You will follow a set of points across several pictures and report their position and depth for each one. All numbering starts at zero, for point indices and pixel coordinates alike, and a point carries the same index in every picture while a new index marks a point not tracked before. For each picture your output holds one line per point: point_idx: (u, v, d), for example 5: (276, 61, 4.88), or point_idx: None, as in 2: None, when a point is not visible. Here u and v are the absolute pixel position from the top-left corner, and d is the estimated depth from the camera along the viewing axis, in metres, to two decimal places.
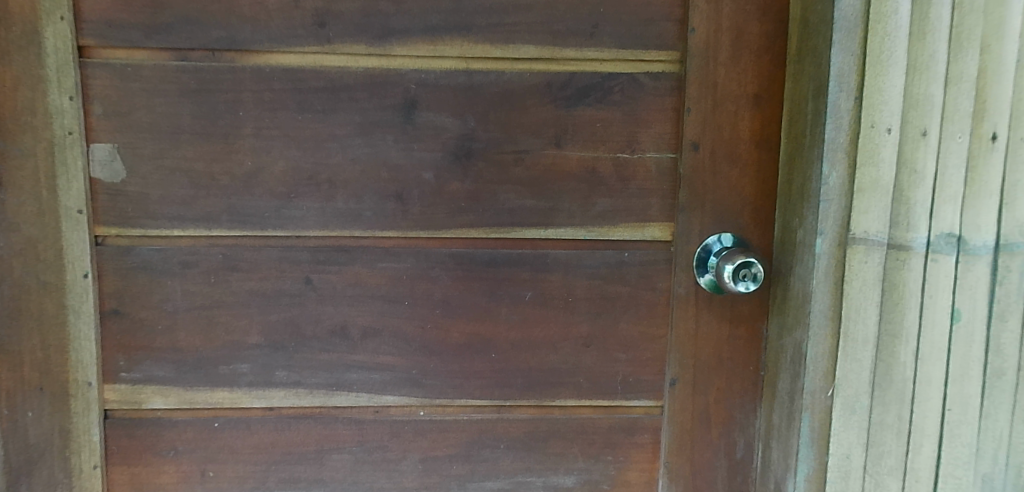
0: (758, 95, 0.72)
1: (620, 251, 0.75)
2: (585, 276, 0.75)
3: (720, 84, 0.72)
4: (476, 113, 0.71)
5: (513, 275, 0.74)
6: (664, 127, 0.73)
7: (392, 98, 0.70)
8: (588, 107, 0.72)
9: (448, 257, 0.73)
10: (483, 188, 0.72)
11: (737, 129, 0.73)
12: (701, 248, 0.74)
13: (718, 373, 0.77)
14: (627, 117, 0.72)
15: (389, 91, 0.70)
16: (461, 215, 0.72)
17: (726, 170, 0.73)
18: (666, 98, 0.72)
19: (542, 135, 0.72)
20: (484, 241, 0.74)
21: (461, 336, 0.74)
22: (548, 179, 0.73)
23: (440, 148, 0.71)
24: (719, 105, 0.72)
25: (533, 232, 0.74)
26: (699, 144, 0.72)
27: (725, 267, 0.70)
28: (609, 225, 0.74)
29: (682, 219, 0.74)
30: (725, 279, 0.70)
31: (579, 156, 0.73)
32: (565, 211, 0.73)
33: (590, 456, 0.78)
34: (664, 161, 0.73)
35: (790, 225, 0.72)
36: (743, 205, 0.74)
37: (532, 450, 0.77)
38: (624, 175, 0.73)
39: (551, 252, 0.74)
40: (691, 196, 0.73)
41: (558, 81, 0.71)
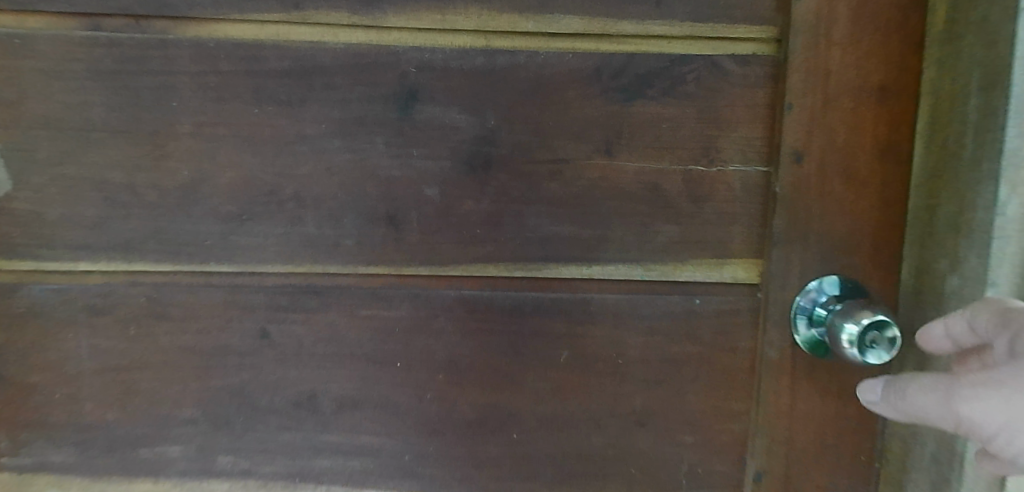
0: (888, 88, 0.52)
1: (690, 297, 0.55)
2: (641, 331, 0.55)
3: (834, 71, 0.52)
4: (498, 107, 0.52)
5: (543, 328, 0.55)
6: (754, 129, 0.53)
7: (383, 85, 0.51)
8: (651, 101, 0.53)
9: (456, 303, 0.54)
10: (506, 210, 0.53)
11: (856, 133, 0.53)
12: (801, 297, 0.54)
13: (819, 464, 0.57)
14: (704, 116, 0.53)
15: (380, 76, 0.51)
16: (475, 246, 0.53)
17: (838, 190, 0.53)
18: (758, 90, 0.53)
19: (588, 139, 0.53)
20: (506, 281, 0.54)
21: (472, 410, 0.55)
22: (595, 199, 0.53)
23: (448, 155, 0.52)
24: (832, 100, 0.52)
25: (572, 270, 0.54)
26: (803, 154, 0.52)
27: (844, 328, 0.50)
28: (675, 262, 0.55)
29: (776, 256, 0.54)
30: (844, 342, 0.50)
31: (638, 168, 0.53)
32: (616, 242, 0.54)
33: None
34: (752, 176, 0.54)
35: (934, 271, 0.52)
36: (860, 238, 0.54)
37: None
38: (698, 194, 0.54)
39: (597, 297, 0.55)
40: (790, 224, 0.54)
41: (611, 65, 0.52)
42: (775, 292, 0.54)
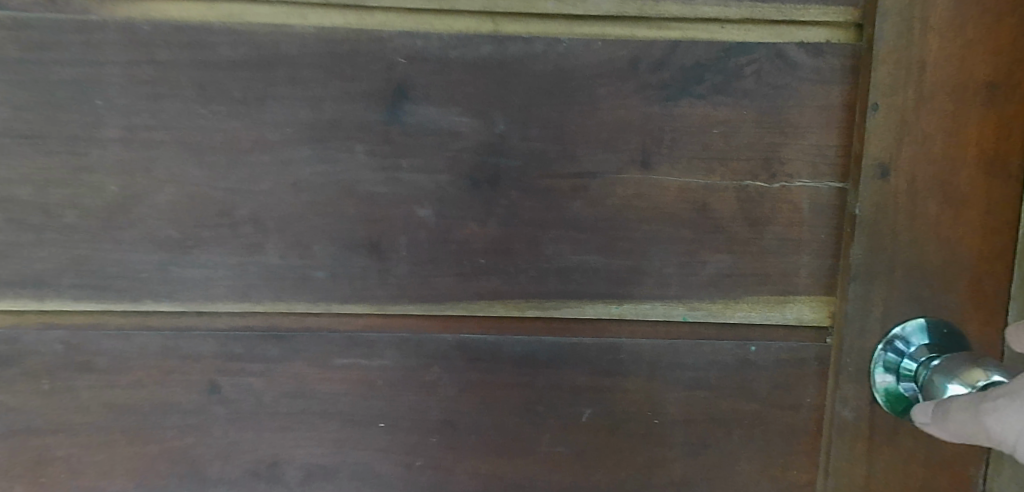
0: (999, 85, 0.42)
1: (743, 341, 0.45)
2: (681, 384, 0.45)
3: (930, 63, 0.41)
4: (508, 108, 0.42)
5: (561, 380, 0.45)
6: (827, 136, 0.43)
7: (365, 80, 0.41)
8: (700, 101, 0.43)
9: (455, 350, 0.44)
10: (517, 235, 0.43)
11: (955, 141, 0.42)
12: (883, 344, 0.44)
13: None
14: (764, 119, 0.43)
15: (360, 68, 0.40)
16: (479, 279, 0.43)
17: (931, 213, 0.43)
18: (833, 87, 0.43)
19: (621, 148, 0.43)
20: (517, 322, 0.45)
21: (473, 481, 0.45)
22: (628, 222, 0.44)
23: (446, 168, 0.42)
24: (927, 99, 0.42)
25: (599, 308, 0.45)
26: (890, 167, 0.42)
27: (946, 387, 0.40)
28: (726, 300, 0.45)
29: (852, 293, 0.44)
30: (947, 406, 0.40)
31: (682, 184, 0.44)
32: (653, 275, 0.44)
33: None
34: (824, 194, 0.44)
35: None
36: (958, 272, 0.43)
37: None
38: (755, 215, 0.44)
39: (628, 342, 0.45)
40: (871, 254, 0.43)
41: (651, 55, 0.42)
42: (848, 338, 0.44)
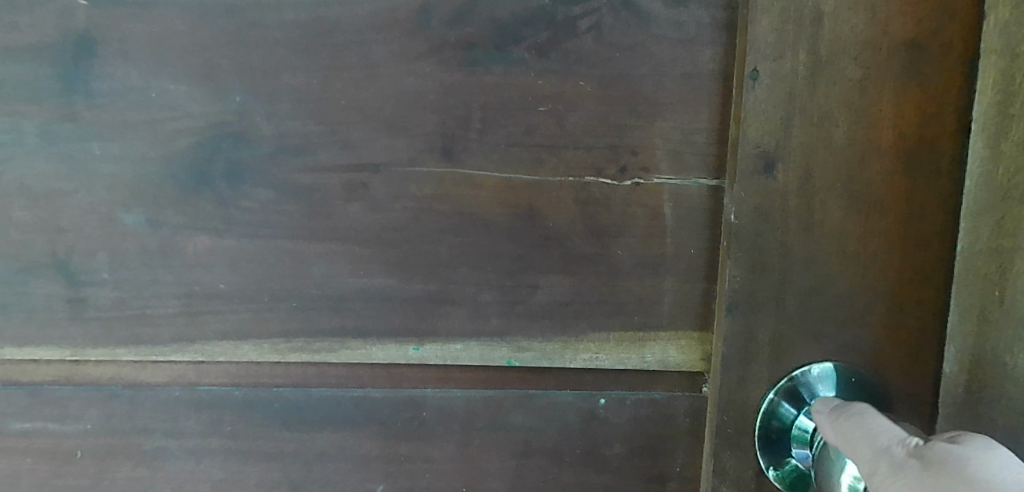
0: (921, 46, 0.30)
1: (589, 393, 0.34)
2: (506, 450, 0.34)
3: (828, 14, 0.30)
4: (247, 73, 0.30)
5: (340, 447, 0.33)
6: (694, 117, 0.32)
7: (33, 30, 0.29)
8: (519, 67, 0.31)
9: (188, 409, 0.32)
10: (270, 252, 0.31)
11: (864, 122, 0.31)
12: (776, 394, 0.32)
13: None
14: (608, 93, 0.32)
15: (24, 14, 0.29)
16: (219, 311, 0.32)
17: (834, 220, 0.31)
18: (701, 50, 0.32)
19: (413, 130, 0.31)
20: (280, 369, 0.33)
21: None
22: (426, 234, 0.32)
23: (159, 156, 0.30)
24: (825, 65, 0.31)
25: (392, 351, 0.33)
26: (777, 156, 0.31)
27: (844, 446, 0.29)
28: (565, 338, 0.33)
29: (729, 329, 0.32)
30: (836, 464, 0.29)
31: (500, 180, 0.32)
32: (465, 304, 0.33)
33: None
34: (693, 194, 0.33)
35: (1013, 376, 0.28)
36: (873, 302, 0.32)
37: None
38: (600, 225, 0.32)
39: (433, 395, 0.33)
40: (755, 276, 0.32)
41: (447, 3, 0.31)
42: (725, 392, 0.33)
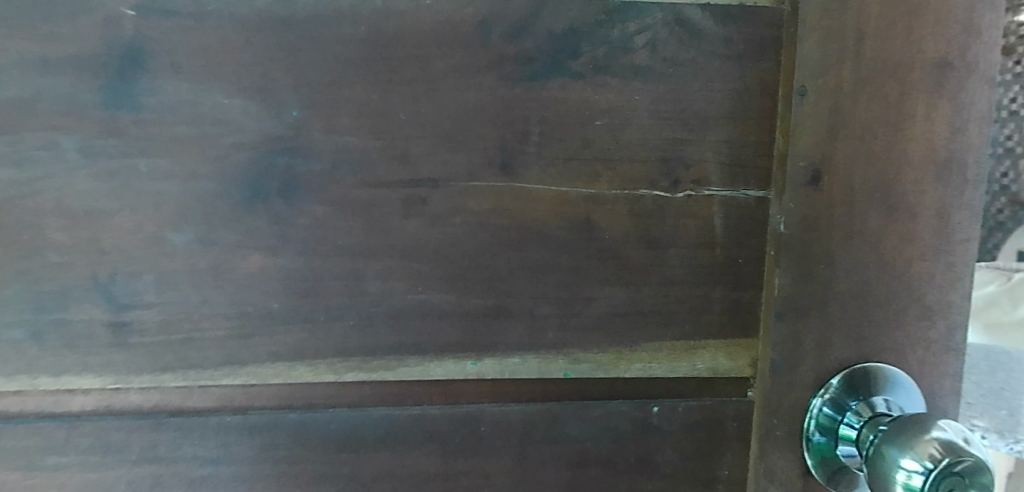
0: (950, 64, 0.33)
1: (643, 401, 0.35)
2: (562, 462, 0.34)
3: (869, 33, 0.32)
4: (304, 87, 0.29)
5: (398, 466, 0.32)
6: (743, 129, 0.33)
7: (74, 40, 0.27)
8: (577, 82, 0.31)
9: (238, 435, 0.31)
10: (326, 270, 0.30)
11: (901, 136, 0.33)
12: (819, 399, 0.34)
13: None
14: (662, 107, 0.32)
15: (64, 23, 0.27)
16: (272, 333, 0.30)
17: (874, 229, 0.33)
18: (748, 65, 0.33)
19: (472, 145, 0.31)
20: (337, 388, 0.32)
21: None
22: (485, 247, 0.32)
23: (212, 173, 0.29)
24: (867, 82, 0.32)
25: (450, 367, 0.33)
26: (822, 169, 0.33)
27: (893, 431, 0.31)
28: (620, 349, 0.34)
29: (776, 335, 0.34)
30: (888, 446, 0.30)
31: (559, 194, 0.32)
32: (522, 317, 0.33)
33: None
34: (742, 205, 0.33)
35: None
36: (908, 305, 0.34)
37: None
38: (656, 236, 0.33)
39: (491, 409, 0.33)
40: (801, 284, 0.33)
41: (506, 17, 0.30)
42: (772, 395, 0.34)
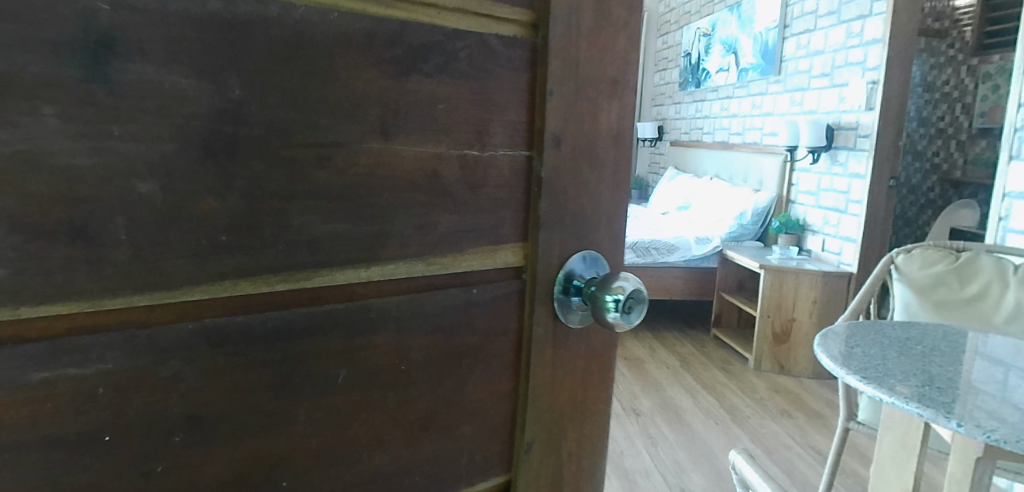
0: (618, 84, 0.60)
1: (467, 286, 0.55)
2: (422, 330, 0.52)
3: (579, 63, 0.57)
4: (244, 71, 0.39)
5: (316, 348, 0.45)
6: (519, 113, 0.55)
7: (54, 24, 0.32)
8: (426, 79, 0.48)
9: (197, 339, 0.39)
10: (261, 209, 0.41)
11: (598, 123, 0.59)
12: (562, 276, 0.60)
13: (573, 422, 0.64)
14: (475, 99, 0.51)
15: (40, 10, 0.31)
16: (222, 259, 0.40)
17: (585, 174, 0.59)
18: (521, 74, 0.54)
19: (362, 118, 0.45)
20: (267, 298, 0.43)
21: (225, 472, 0.42)
22: (372, 189, 0.46)
23: (172, 136, 0.36)
24: (580, 90, 0.57)
25: (350, 274, 0.47)
26: (561, 138, 0.57)
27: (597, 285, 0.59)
28: (454, 253, 0.53)
29: (541, 238, 0.57)
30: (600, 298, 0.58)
31: (417, 152, 0.49)
32: (396, 237, 0.49)
33: None
34: (519, 161, 0.55)
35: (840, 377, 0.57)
36: (599, 217, 0.61)
37: None
38: (474, 180, 0.53)
39: (376, 301, 0.49)
40: (552, 206, 0.57)
41: (382, 32, 0.45)
42: (538, 274, 0.58)
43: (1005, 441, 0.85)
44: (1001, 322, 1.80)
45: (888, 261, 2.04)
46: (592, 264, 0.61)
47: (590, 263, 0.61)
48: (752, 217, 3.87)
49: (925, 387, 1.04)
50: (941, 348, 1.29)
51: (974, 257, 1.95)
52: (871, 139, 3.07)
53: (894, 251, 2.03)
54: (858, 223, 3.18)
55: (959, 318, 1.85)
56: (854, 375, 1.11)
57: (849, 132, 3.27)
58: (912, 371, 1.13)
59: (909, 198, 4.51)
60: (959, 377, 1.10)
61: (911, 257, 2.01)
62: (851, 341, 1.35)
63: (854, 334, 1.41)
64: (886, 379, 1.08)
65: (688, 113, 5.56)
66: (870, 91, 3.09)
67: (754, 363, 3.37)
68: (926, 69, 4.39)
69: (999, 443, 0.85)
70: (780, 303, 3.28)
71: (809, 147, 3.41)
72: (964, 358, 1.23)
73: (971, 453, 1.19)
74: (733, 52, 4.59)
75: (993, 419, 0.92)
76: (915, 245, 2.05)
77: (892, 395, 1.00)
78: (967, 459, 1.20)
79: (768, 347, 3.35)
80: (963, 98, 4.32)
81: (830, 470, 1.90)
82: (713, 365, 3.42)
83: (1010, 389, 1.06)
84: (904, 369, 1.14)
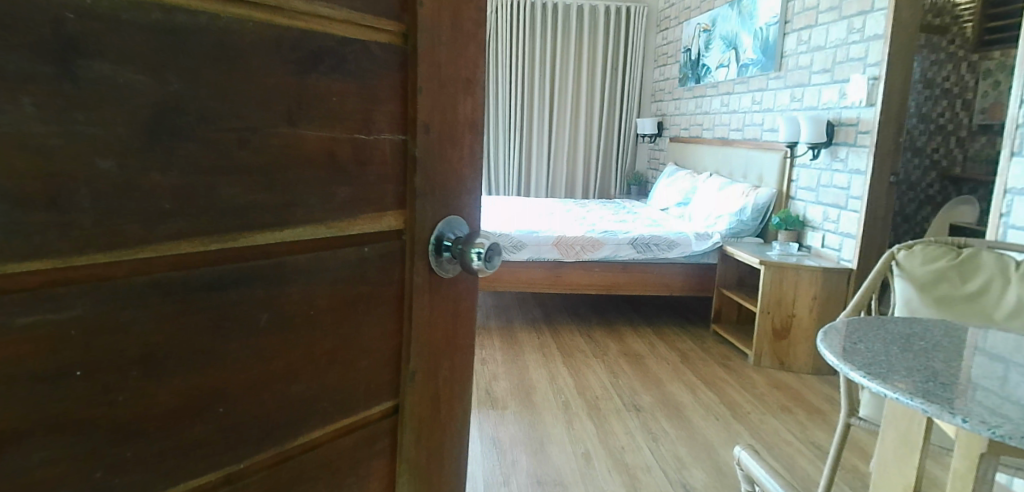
0: (470, 83, 0.76)
1: (360, 245, 0.67)
2: (325, 282, 0.64)
3: (441, 66, 0.72)
4: (180, 70, 0.48)
5: (242, 297, 0.55)
6: (397, 105, 0.68)
7: (30, 30, 0.39)
8: (322, 76, 0.59)
9: (149, 290, 0.48)
10: (196, 182, 0.50)
11: (456, 114, 0.75)
12: (433, 239, 0.75)
13: (445, 353, 0.80)
14: (361, 94, 0.64)
15: (17, 17, 0.38)
16: (167, 223, 0.49)
17: (448, 155, 0.74)
18: (397, 74, 0.67)
19: (273, 108, 0.55)
20: (203, 257, 0.52)
21: (173, 399, 0.51)
22: (283, 166, 0.57)
23: (125, 120, 0.44)
24: (442, 88, 0.72)
25: (267, 236, 0.57)
26: (429, 126, 0.71)
27: (461, 242, 0.76)
28: (349, 218, 0.65)
29: (417, 206, 0.72)
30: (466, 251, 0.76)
31: (317, 136, 0.60)
32: (303, 205, 0.60)
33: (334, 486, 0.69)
34: (397, 144, 0.69)
35: None
36: (460, 188, 0.77)
37: None
38: (362, 158, 0.65)
39: (289, 258, 0.59)
40: (424, 180, 0.72)
41: (286, 39, 0.56)
42: (416, 235, 0.73)
43: (1010, 437, 0.84)
44: (1007, 318, 1.76)
45: (886, 257, 2.00)
46: (451, 224, 0.77)
47: (451, 224, 0.77)
48: (752, 212, 3.92)
49: (928, 382, 1.03)
50: (944, 344, 1.26)
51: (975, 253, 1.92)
52: (873, 135, 3.15)
53: (894, 247, 2.00)
54: (858, 219, 3.25)
55: (959, 315, 1.83)
56: (854, 368, 1.10)
57: (849, 129, 3.34)
58: (915, 366, 1.11)
59: (909, 195, 4.85)
60: (959, 372, 1.09)
61: (913, 252, 1.97)
62: (853, 336, 1.32)
63: (857, 329, 1.38)
64: (897, 374, 1.06)
65: (687, 109, 5.56)
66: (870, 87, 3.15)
67: (754, 359, 3.43)
68: (925, 65, 4.73)
69: (1002, 440, 0.84)
70: (782, 297, 3.30)
71: (809, 143, 3.48)
72: (964, 352, 1.21)
73: (976, 450, 1.12)
74: (733, 48, 4.64)
75: (986, 412, 0.91)
76: (914, 241, 2.00)
77: (901, 392, 0.97)
78: (972, 455, 1.13)
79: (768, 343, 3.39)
80: (963, 93, 4.75)
81: (830, 471, 1.88)
82: (711, 360, 3.52)
83: (1009, 382, 1.05)
84: (908, 365, 1.11)
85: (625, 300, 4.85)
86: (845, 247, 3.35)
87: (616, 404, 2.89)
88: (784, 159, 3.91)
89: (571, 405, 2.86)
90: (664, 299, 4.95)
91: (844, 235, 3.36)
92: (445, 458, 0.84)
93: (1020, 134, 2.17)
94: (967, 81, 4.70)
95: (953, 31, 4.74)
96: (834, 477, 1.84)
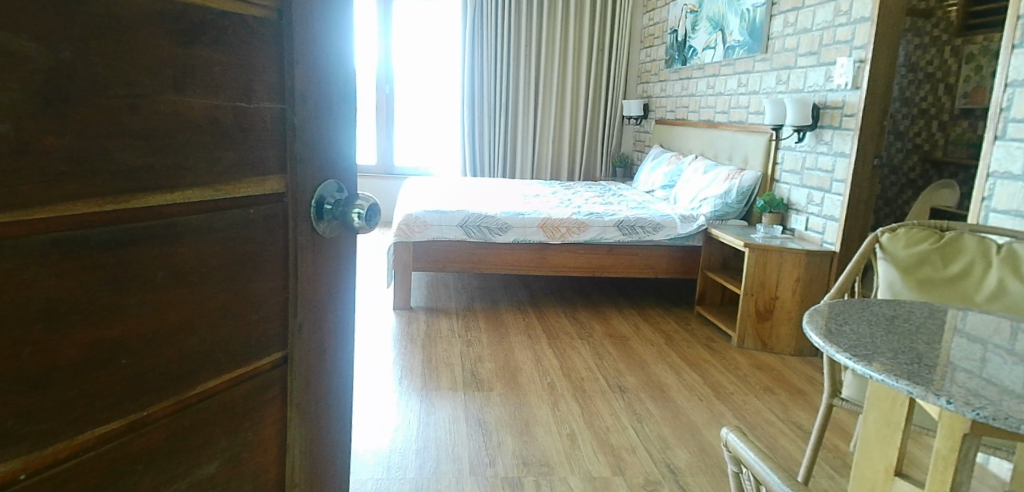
0: (343, 57, 0.81)
1: (245, 207, 0.71)
2: (212, 241, 0.68)
3: (315, 39, 0.76)
4: (71, 39, 0.50)
5: (137, 254, 0.59)
6: (274, 75, 0.72)
7: None
8: (203, 47, 0.63)
9: (50, 248, 0.51)
10: (90, 146, 0.53)
11: (331, 85, 0.79)
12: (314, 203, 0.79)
13: (330, 308, 0.86)
14: (242, 64, 0.68)
15: None
16: (64, 185, 0.51)
17: (325, 124, 0.79)
18: (275, 46, 0.72)
19: (159, 76, 0.59)
20: (100, 217, 0.55)
21: (78, 351, 0.55)
22: (171, 132, 0.60)
23: (23, 87, 0.47)
24: (319, 62, 0.77)
25: (159, 197, 0.60)
26: (306, 96, 0.76)
27: (341, 205, 0.82)
28: (234, 182, 0.69)
29: (298, 172, 0.77)
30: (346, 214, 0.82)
31: (202, 103, 0.64)
32: (190, 169, 0.64)
33: (229, 431, 0.74)
34: (276, 112, 0.73)
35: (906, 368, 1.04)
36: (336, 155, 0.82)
37: (176, 451, 0.67)
38: (243, 125, 0.69)
39: (180, 218, 0.63)
40: (301, 148, 0.77)
41: (168, 11, 0.59)
42: (299, 199, 0.78)
43: (993, 418, 0.88)
44: (985, 301, 1.84)
45: (874, 241, 2.09)
46: (329, 186, 0.82)
47: (329, 186, 0.81)
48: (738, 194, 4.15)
49: (911, 364, 1.08)
50: (927, 328, 1.33)
51: (958, 236, 1.99)
52: (858, 119, 3.34)
53: (879, 230, 2.09)
54: (840, 203, 3.47)
55: (943, 297, 1.90)
56: (842, 350, 1.16)
57: (834, 112, 3.55)
58: (898, 348, 1.17)
59: (890, 179, 5.09)
60: (941, 355, 1.14)
61: (897, 236, 2.05)
62: (838, 317, 1.39)
63: (841, 310, 1.46)
64: (880, 357, 1.11)
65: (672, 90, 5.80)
66: (857, 70, 3.35)
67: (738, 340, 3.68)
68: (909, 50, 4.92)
69: (986, 421, 0.88)
70: (765, 281, 3.54)
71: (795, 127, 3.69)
72: (946, 335, 1.27)
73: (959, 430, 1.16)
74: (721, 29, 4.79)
75: (968, 392, 0.96)
76: (900, 225, 2.09)
77: (892, 375, 1.02)
78: (955, 435, 1.17)
79: (751, 325, 3.64)
80: (947, 76, 4.87)
81: (813, 446, 2.12)
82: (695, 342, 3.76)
83: (986, 365, 1.11)
84: (891, 347, 1.17)
85: (606, 283, 5.07)
86: (829, 230, 3.57)
87: (602, 385, 3.07)
88: (767, 141, 4.13)
89: (557, 387, 3.02)
90: (645, 282, 5.17)
91: (827, 218, 3.59)
92: (333, 401, 0.90)
93: (1003, 118, 2.35)
94: (951, 66, 4.85)
95: (937, 16, 4.86)
96: (818, 454, 2.07)
